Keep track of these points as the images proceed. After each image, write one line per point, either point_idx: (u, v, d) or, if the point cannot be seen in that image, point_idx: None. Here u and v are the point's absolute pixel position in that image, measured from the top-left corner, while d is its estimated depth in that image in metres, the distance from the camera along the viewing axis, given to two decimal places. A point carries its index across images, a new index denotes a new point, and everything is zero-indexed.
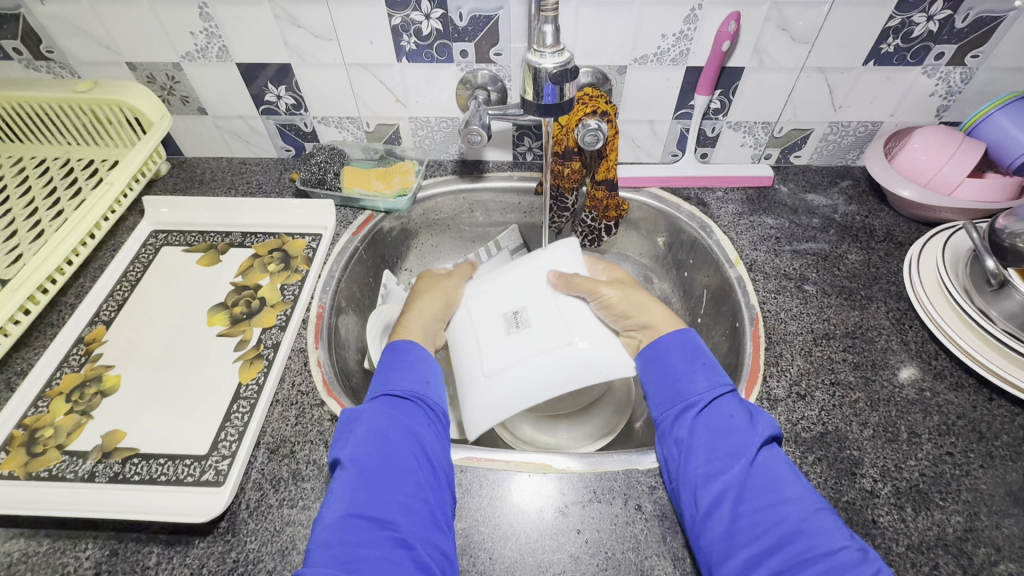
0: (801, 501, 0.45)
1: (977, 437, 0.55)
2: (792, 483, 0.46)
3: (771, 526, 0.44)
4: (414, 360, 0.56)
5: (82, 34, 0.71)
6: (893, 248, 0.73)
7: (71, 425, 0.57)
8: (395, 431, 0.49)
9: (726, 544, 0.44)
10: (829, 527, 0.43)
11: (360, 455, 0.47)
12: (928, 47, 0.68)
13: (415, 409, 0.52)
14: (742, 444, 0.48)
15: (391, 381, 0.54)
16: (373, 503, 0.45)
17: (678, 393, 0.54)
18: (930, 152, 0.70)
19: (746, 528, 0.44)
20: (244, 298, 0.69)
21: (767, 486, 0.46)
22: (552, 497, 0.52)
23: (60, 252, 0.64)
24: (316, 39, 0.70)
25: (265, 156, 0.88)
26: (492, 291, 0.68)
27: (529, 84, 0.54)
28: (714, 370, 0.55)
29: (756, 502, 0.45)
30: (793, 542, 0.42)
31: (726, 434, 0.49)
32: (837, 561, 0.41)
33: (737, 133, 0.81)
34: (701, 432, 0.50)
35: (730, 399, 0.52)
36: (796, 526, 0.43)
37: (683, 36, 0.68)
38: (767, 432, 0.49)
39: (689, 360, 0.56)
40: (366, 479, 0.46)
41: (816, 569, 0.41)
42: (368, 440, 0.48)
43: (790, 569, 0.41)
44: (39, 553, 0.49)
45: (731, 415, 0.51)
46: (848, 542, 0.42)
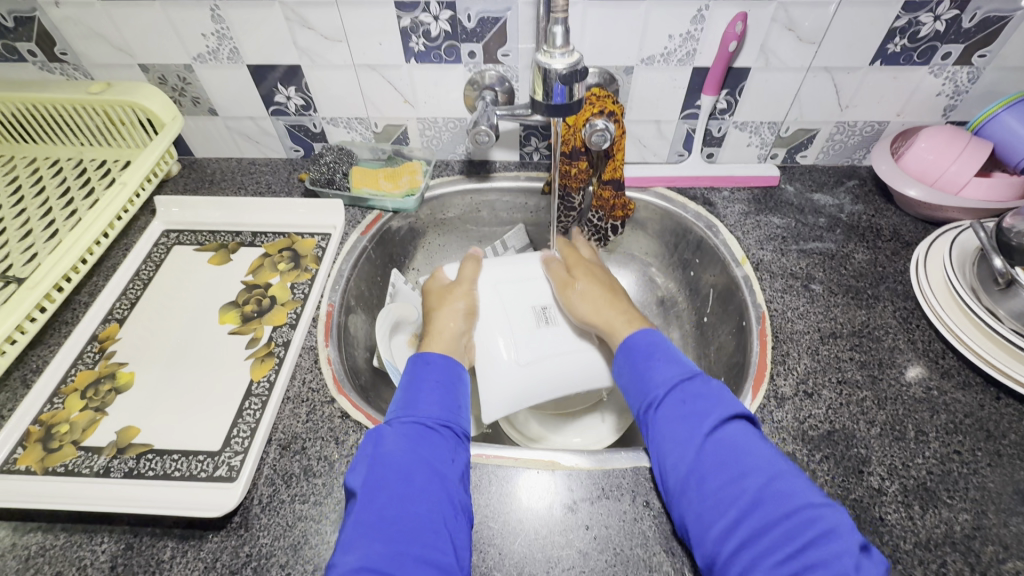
0: (759, 471, 0.45)
1: (985, 436, 0.55)
2: (751, 454, 0.47)
3: (733, 499, 0.45)
4: (442, 384, 0.55)
5: (95, 36, 0.72)
6: (899, 247, 0.74)
7: (85, 422, 0.58)
8: (417, 470, 0.47)
9: (699, 524, 0.45)
10: (791, 490, 0.44)
11: (378, 495, 0.45)
12: (935, 47, 0.68)
13: (440, 439, 0.50)
14: (696, 426, 0.49)
15: (417, 407, 0.52)
16: (388, 553, 0.42)
17: (643, 387, 0.55)
18: (938, 152, 0.70)
19: (710, 504, 0.45)
20: (255, 297, 0.70)
21: (725, 462, 0.46)
22: (561, 493, 0.53)
23: (75, 251, 0.65)
24: (325, 40, 0.71)
25: (274, 156, 0.89)
26: (520, 284, 0.71)
27: (539, 84, 0.54)
28: (673, 362, 0.56)
29: (716, 479, 0.46)
30: (756, 510, 0.44)
31: (683, 420, 0.50)
32: (798, 521, 0.42)
33: (743, 133, 0.81)
34: (663, 422, 0.51)
35: (687, 386, 0.53)
36: (756, 495, 0.44)
37: (690, 37, 0.68)
38: (727, 412, 0.50)
39: (647, 355, 0.57)
40: (384, 524, 0.44)
41: (780, 532, 0.42)
42: (390, 478, 0.46)
43: (758, 536, 0.42)
44: (56, 547, 0.49)
45: (686, 400, 0.52)
46: (811, 501, 0.43)
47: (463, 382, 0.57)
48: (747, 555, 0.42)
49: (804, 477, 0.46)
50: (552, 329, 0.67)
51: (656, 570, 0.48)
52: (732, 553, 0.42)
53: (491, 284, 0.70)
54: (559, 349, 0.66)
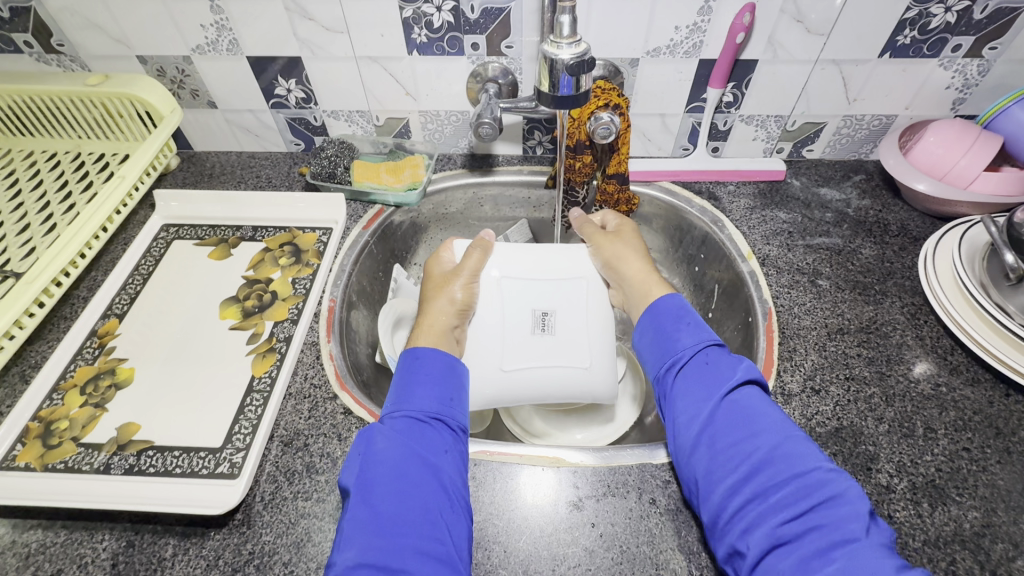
0: (772, 432, 0.47)
1: (994, 433, 0.54)
2: (764, 417, 0.48)
3: (744, 457, 0.46)
4: (435, 376, 0.54)
5: (93, 27, 0.71)
6: (907, 243, 0.73)
7: (85, 418, 0.57)
8: (411, 464, 0.46)
9: (707, 480, 0.46)
10: (802, 452, 0.45)
11: (374, 492, 0.45)
12: (945, 39, 0.67)
13: (434, 433, 0.50)
14: (714, 387, 0.51)
15: (410, 400, 0.52)
16: (387, 549, 0.42)
17: (661, 350, 0.57)
18: (947, 146, 0.69)
19: (722, 462, 0.47)
20: (256, 292, 0.69)
21: (739, 423, 0.48)
22: (566, 490, 0.52)
23: (74, 245, 0.64)
24: (326, 32, 0.70)
25: (274, 149, 0.88)
26: (521, 282, 0.66)
27: (545, 76, 0.54)
28: (700, 328, 0.56)
29: (728, 438, 0.47)
30: (764, 470, 0.45)
31: (702, 380, 0.52)
32: (806, 482, 0.43)
33: (749, 127, 0.80)
34: (680, 383, 0.53)
35: (710, 350, 0.54)
36: (768, 455, 0.45)
37: (697, 28, 0.67)
38: (746, 375, 0.51)
39: (676, 318, 0.58)
40: (380, 520, 0.43)
41: (787, 491, 0.43)
42: (383, 474, 0.46)
43: (764, 494, 0.44)
44: (57, 544, 0.49)
45: (707, 362, 0.53)
46: (820, 464, 0.45)
47: (458, 372, 0.56)
48: (753, 512, 0.43)
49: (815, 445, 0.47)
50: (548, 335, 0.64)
51: (663, 567, 0.47)
52: (738, 509, 0.44)
53: (494, 283, 0.66)
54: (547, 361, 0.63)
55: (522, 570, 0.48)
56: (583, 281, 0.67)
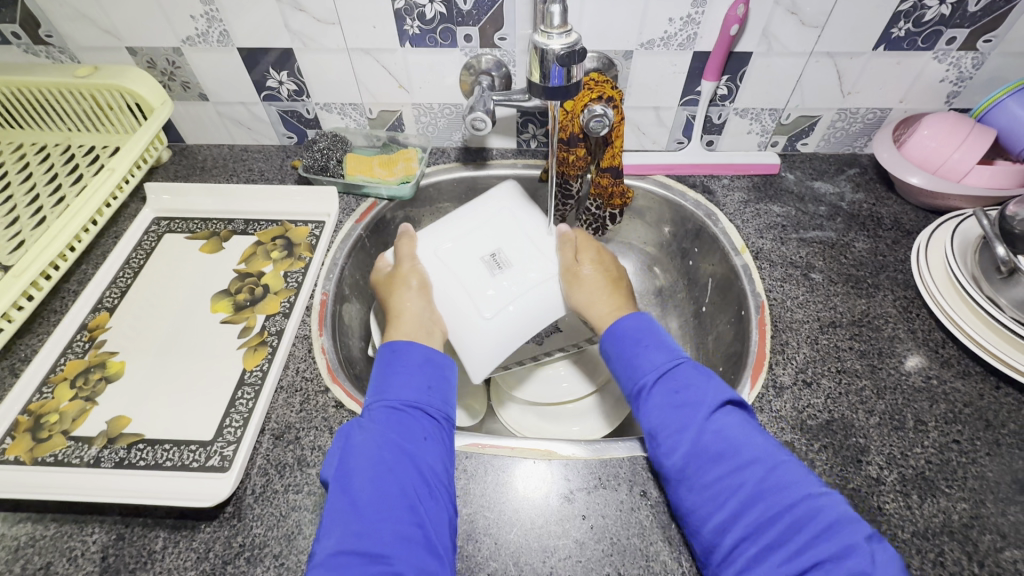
0: (755, 462, 0.45)
1: (984, 425, 0.55)
2: (745, 443, 0.47)
3: (732, 492, 0.45)
4: (415, 365, 0.54)
5: (82, 18, 0.71)
6: (901, 236, 0.73)
7: (75, 411, 0.57)
8: (389, 451, 0.46)
9: (697, 512, 0.45)
10: (792, 480, 0.44)
11: (352, 480, 0.45)
12: (940, 31, 0.67)
13: (413, 421, 0.50)
14: (689, 417, 0.49)
15: (388, 389, 0.52)
16: (365, 534, 0.42)
17: (634, 376, 0.54)
18: (940, 139, 0.69)
19: (711, 498, 0.45)
20: (247, 285, 0.69)
21: (720, 455, 0.46)
22: (558, 483, 0.52)
23: (63, 238, 0.63)
24: (318, 23, 0.69)
25: (267, 142, 0.87)
26: (456, 238, 0.67)
27: (536, 67, 0.53)
28: (670, 347, 0.55)
29: (713, 472, 0.46)
30: (755, 504, 0.44)
31: (678, 409, 0.50)
32: (800, 513, 0.42)
33: (744, 120, 0.80)
34: (654, 413, 0.51)
35: (685, 369, 0.53)
36: (756, 488, 0.44)
37: (691, 20, 0.67)
38: (722, 398, 0.50)
39: (635, 342, 0.57)
40: (357, 507, 0.44)
41: (782, 524, 0.42)
42: (361, 463, 0.46)
43: (758, 529, 0.43)
44: (46, 537, 0.49)
45: (679, 388, 0.51)
46: (812, 491, 0.44)
47: (442, 361, 0.56)
48: (750, 548, 0.43)
49: (802, 465, 0.46)
50: (511, 272, 0.64)
51: (653, 560, 0.47)
52: (734, 546, 0.43)
53: (437, 255, 0.66)
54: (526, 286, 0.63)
55: (512, 562, 0.48)
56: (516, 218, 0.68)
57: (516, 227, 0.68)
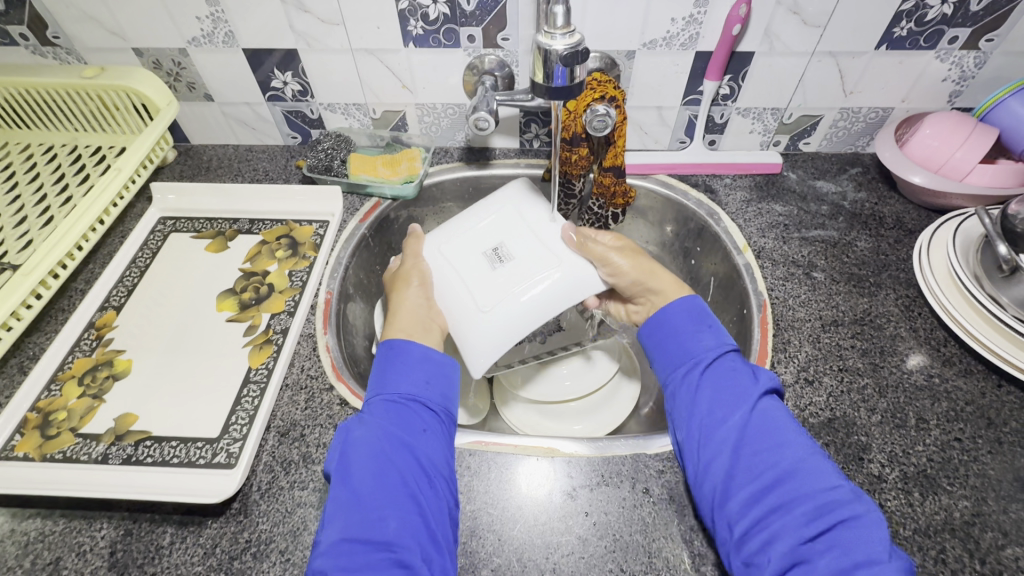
0: (796, 446, 0.46)
1: (986, 423, 0.55)
2: (788, 430, 0.47)
3: (769, 469, 0.45)
4: (415, 361, 0.53)
5: (89, 20, 0.71)
6: (903, 235, 0.73)
7: (83, 409, 0.57)
8: (389, 444, 0.47)
9: (727, 485, 0.46)
10: (824, 469, 0.45)
11: (353, 473, 0.46)
12: (942, 31, 0.67)
13: (412, 415, 0.50)
14: (743, 395, 0.49)
15: (388, 384, 0.52)
16: (367, 524, 0.43)
17: (680, 352, 0.55)
18: (942, 139, 0.69)
19: (747, 472, 0.45)
20: (252, 284, 0.69)
21: (765, 435, 0.47)
22: (561, 480, 0.52)
23: (70, 238, 0.64)
24: (322, 24, 0.70)
25: (271, 143, 0.88)
26: (460, 235, 0.67)
27: (539, 66, 0.53)
28: (720, 332, 0.55)
29: (755, 448, 0.46)
30: (786, 483, 0.44)
31: (727, 387, 0.50)
32: (829, 498, 0.43)
33: (746, 120, 0.80)
34: (703, 387, 0.51)
35: (735, 356, 0.53)
36: (790, 468, 0.45)
37: (693, 20, 0.67)
38: (770, 385, 0.51)
39: (697, 320, 0.56)
40: (359, 498, 0.44)
41: (807, 505, 0.43)
42: (361, 456, 0.46)
43: (784, 508, 0.43)
44: (55, 533, 0.49)
45: (732, 369, 0.51)
46: (841, 483, 0.44)
47: (443, 358, 0.55)
48: (773, 524, 0.43)
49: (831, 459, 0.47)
50: (512, 263, 0.63)
51: (656, 556, 0.48)
52: (759, 519, 0.43)
53: (439, 252, 0.66)
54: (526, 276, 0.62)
55: (515, 559, 0.48)
56: (518, 212, 0.68)
57: (518, 220, 0.67)
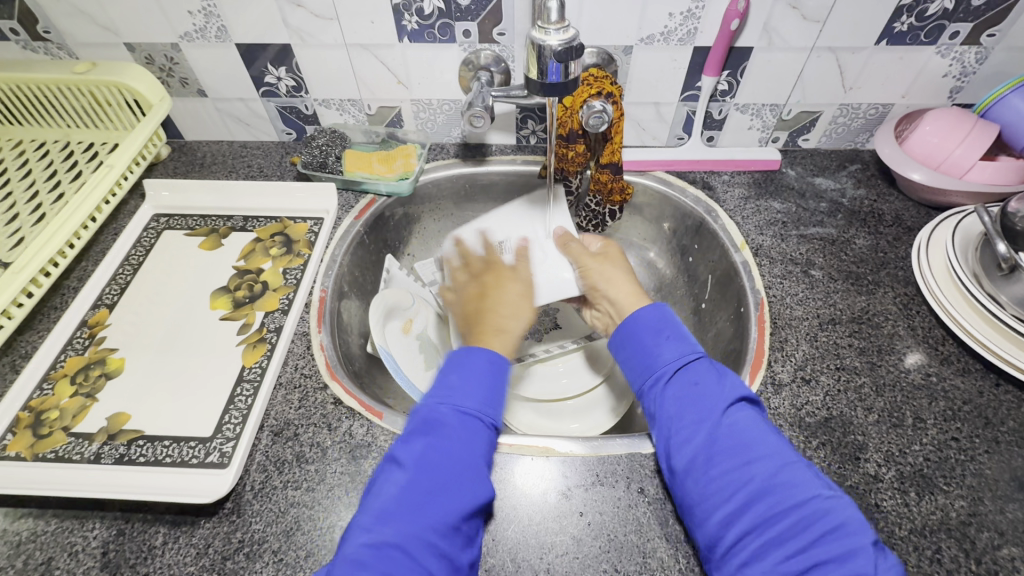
0: (768, 459, 0.45)
1: (983, 422, 0.54)
2: (760, 441, 0.46)
3: (741, 485, 0.44)
4: (502, 385, 0.52)
5: (79, 14, 0.70)
6: (902, 233, 0.72)
7: (76, 408, 0.57)
8: (468, 468, 0.46)
9: (703, 506, 0.45)
10: (801, 480, 0.43)
11: (426, 478, 0.44)
12: (943, 26, 0.66)
13: (487, 442, 0.49)
14: (707, 409, 0.48)
15: (475, 397, 0.50)
16: (420, 538, 0.42)
17: (644, 366, 0.53)
18: (943, 135, 0.68)
19: (721, 490, 0.44)
20: (246, 282, 0.69)
21: (734, 449, 0.46)
22: (555, 480, 0.52)
23: (60, 235, 0.63)
24: (316, 19, 0.69)
25: (266, 139, 0.87)
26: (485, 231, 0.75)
27: (533, 62, 0.53)
28: (683, 340, 0.54)
29: (725, 465, 0.45)
30: (762, 499, 0.43)
31: (693, 402, 0.49)
32: (805, 513, 0.42)
33: (744, 116, 0.80)
34: (669, 404, 0.50)
35: (697, 365, 0.51)
36: (765, 484, 0.44)
37: (691, 15, 0.66)
38: (736, 394, 0.49)
39: (655, 331, 0.55)
40: (423, 510, 0.43)
41: (786, 522, 0.42)
42: (442, 468, 0.45)
43: (761, 526, 0.42)
44: (47, 533, 0.49)
45: (696, 381, 0.50)
46: (819, 493, 0.43)
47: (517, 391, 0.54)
48: (754, 543, 0.42)
49: (812, 468, 0.46)
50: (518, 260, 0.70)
51: (650, 556, 0.48)
52: (738, 539, 0.42)
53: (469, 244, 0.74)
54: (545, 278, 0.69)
55: (509, 558, 0.48)
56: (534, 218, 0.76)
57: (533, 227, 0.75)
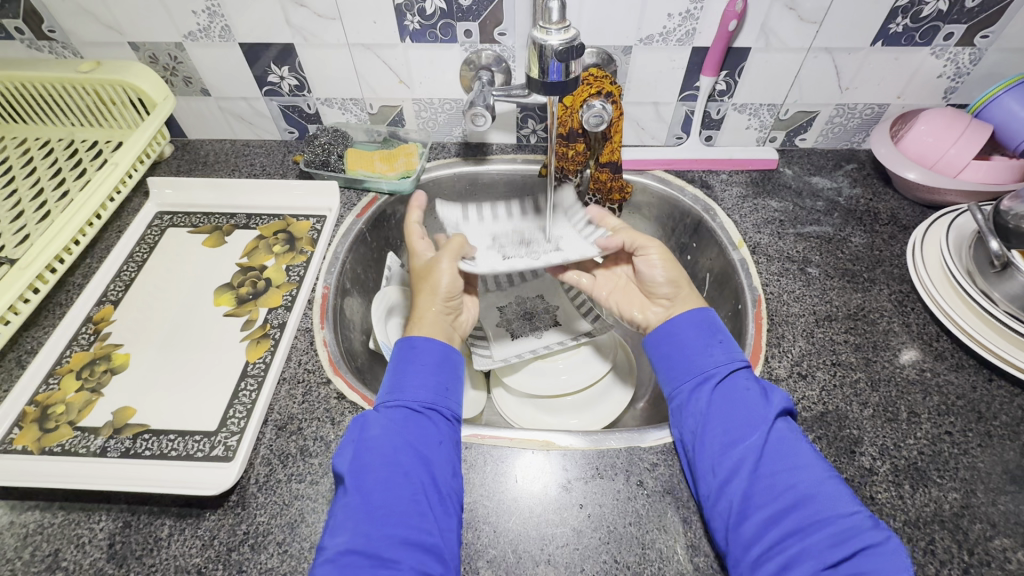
0: (814, 469, 0.46)
1: (976, 417, 0.55)
2: (805, 453, 0.48)
3: (789, 488, 0.45)
4: (429, 365, 0.54)
5: (83, 13, 0.71)
6: (897, 231, 0.73)
7: (81, 402, 0.58)
8: (402, 452, 0.47)
9: (746, 508, 0.45)
10: (842, 494, 0.45)
11: (365, 479, 0.46)
12: (937, 27, 0.67)
13: (428, 423, 0.50)
14: (759, 414, 0.50)
15: (403, 389, 0.52)
16: (373, 536, 0.43)
17: (693, 369, 0.55)
18: (938, 134, 0.69)
19: (765, 491, 0.46)
20: (250, 279, 0.70)
21: (782, 456, 0.47)
22: (556, 473, 0.53)
23: (68, 230, 0.64)
24: (319, 19, 0.69)
25: (268, 138, 0.88)
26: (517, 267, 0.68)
27: (535, 62, 0.54)
28: (732, 348, 0.55)
29: (773, 468, 0.47)
30: (804, 507, 0.44)
31: (744, 406, 0.50)
32: (848, 524, 0.42)
33: (742, 115, 0.81)
34: (718, 407, 0.51)
35: (744, 373, 0.53)
36: (809, 491, 0.45)
37: (689, 16, 0.67)
38: (783, 406, 0.51)
39: (708, 337, 0.56)
40: (370, 508, 0.44)
41: (828, 530, 0.42)
42: (376, 462, 0.46)
43: (803, 531, 0.43)
44: (54, 525, 0.50)
45: (744, 387, 0.52)
46: (858, 508, 0.44)
47: (450, 363, 0.55)
48: (793, 546, 0.43)
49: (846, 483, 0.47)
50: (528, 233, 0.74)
51: (650, 547, 0.48)
52: (775, 542, 0.43)
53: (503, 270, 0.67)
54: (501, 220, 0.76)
55: (511, 550, 0.48)
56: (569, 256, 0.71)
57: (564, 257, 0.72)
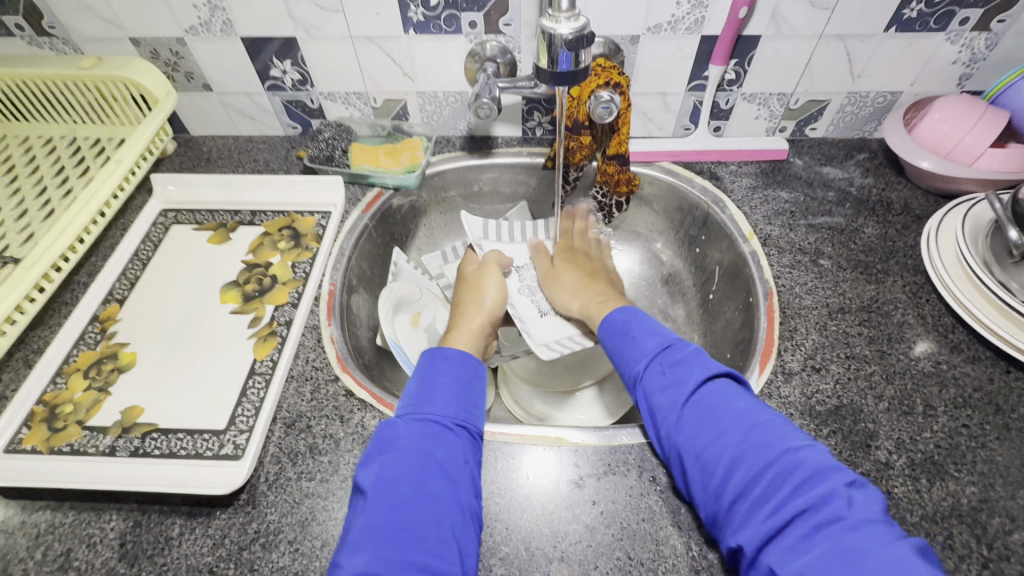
0: (737, 426, 0.45)
1: (994, 409, 0.54)
2: (731, 411, 0.46)
3: (720, 456, 0.44)
4: (458, 382, 0.53)
5: (84, 9, 0.70)
6: (911, 221, 0.72)
7: (89, 402, 0.57)
8: (430, 471, 0.46)
9: (700, 483, 0.45)
10: (769, 439, 0.43)
11: (388, 496, 0.44)
12: (953, 12, 0.65)
13: (454, 439, 0.49)
14: (676, 394, 0.49)
15: (431, 404, 0.51)
16: (392, 559, 0.40)
17: (628, 362, 0.55)
18: (952, 122, 0.68)
19: (704, 465, 0.44)
20: (255, 276, 0.69)
21: (704, 423, 0.46)
22: (567, 470, 0.52)
23: (72, 230, 0.64)
24: (321, 11, 0.68)
25: (271, 133, 0.87)
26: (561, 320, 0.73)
27: (544, 52, 0.53)
28: (644, 335, 0.56)
29: (699, 438, 0.46)
30: (740, 466, 0.43)
31: (664, 388, 0.50)
32: (782, 468, 0.42)
33: (752, 105, 0.79)
34: (648, 396, 0.50)
35: (665, 357, 0.52)
36: (738, 450, 0.44)
37: (699, 4, 0.66)
38: (702, 376, 0.49)
39: (623, 335, 0.57)
40: (391, 529, 0.42)
41: (766, 481, 0.41)
42: (401, 479, 0.45)
43: (747, 489, 0.42)
44: (65, 524, 0.50)
45: (663, 369, 0.51)
46: (790, 448, 0.43)
47: (478, 382, 0.55)
48: (742, 503, 0.42)
49: (784, 423, 0.45)
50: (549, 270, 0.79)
51: (664, 544, 0.48)
52: (729, 505, 0.42)
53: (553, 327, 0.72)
54: (515, 241, 0.82)
55: (524, 547, 0.48)
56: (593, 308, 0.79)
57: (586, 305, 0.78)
